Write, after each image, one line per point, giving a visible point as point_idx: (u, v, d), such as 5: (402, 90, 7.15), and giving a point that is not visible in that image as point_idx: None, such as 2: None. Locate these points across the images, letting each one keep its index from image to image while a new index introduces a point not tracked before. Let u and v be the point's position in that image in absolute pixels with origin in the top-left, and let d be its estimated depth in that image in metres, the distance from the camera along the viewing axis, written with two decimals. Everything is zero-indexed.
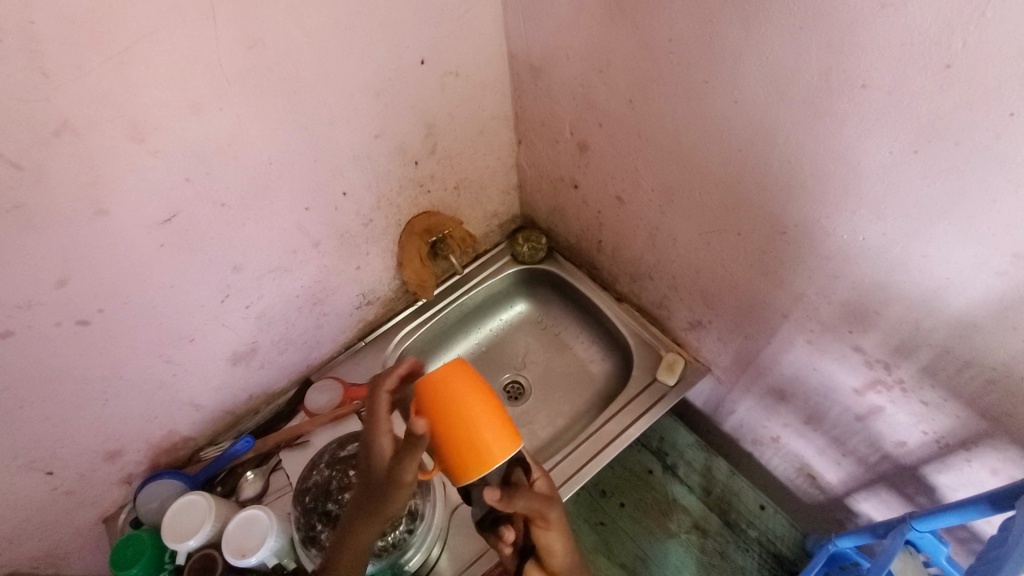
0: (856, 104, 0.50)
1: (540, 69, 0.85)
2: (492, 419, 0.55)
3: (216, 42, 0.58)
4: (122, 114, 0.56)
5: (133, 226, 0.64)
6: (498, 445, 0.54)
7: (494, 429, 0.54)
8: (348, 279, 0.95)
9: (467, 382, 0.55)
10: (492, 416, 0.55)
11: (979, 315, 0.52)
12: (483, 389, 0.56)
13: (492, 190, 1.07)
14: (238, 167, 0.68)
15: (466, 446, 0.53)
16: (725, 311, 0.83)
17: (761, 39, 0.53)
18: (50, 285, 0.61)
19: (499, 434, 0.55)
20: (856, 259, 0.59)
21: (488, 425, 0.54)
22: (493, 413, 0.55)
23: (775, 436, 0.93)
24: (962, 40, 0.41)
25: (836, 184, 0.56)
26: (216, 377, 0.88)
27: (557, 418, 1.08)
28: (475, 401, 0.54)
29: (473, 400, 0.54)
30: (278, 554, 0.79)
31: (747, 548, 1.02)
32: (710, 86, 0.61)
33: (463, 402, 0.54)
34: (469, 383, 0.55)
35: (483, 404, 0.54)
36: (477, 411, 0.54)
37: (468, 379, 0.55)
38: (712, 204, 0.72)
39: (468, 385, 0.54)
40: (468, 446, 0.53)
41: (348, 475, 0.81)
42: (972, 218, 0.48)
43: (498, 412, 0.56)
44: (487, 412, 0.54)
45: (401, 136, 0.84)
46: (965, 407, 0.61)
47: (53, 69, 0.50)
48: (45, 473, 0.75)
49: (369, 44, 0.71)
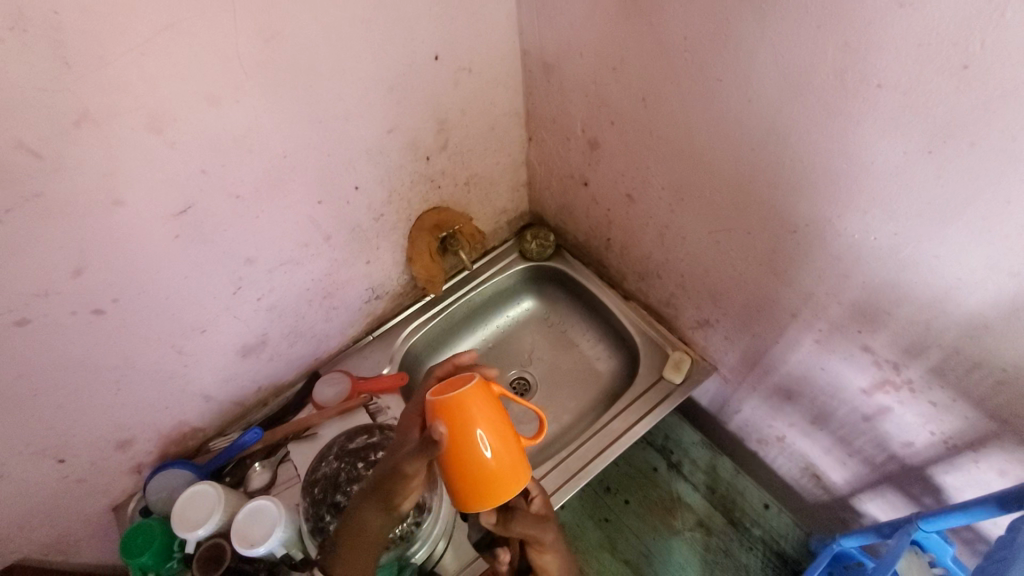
0: (870, 103, 0.50)
1: (552, 66, 0.85)
2: (510, 451, 0.57)
3: (235, 35, 0.58)
4: (142, 106, 0.57)
5: (148, 216, 0.64)
6: (517, 475, 0.57)
7: (512, 460, 0.57)
8: (358, 273, 0.96)
9: (490, 412, 0.55)
10: (508, 448, 0.56)
11: (991, 316, 0.53)
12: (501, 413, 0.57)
13: (502, 186, 1.08)
14: (253, 160, 0.69)
15: (481, 477, 0.55)
16: (733, 310, 0.84)
17: (777, 37, 0.54)
18: (67, 275, 0.61)
19: (516, 465, 0.57)
20: (866, 259, 0.59)
21: (507, 457, 0.56)
22: (511, 439, 0.57)
23: (781, 436, 0.93)
24: (980, 41, 0.41)
25: (850, 184, 0.56)
26: (226, 368, 0.89)
27: (563, 414, 1.08)
28: (495, 431, 0.55)
29: (495, 434, 0.55)
30: (286, 545, 0.79)
31: (750, 547, 1.02)
32: (723, 85, 0.62)
33: (486, 433, 0.55)
34: (494, 415, 0.55)
35: (504, 434, 0.56)
36: (499, 443, 0.56)
37: (490, 410, 0.55)
38: (723, 203, 0.72)
39: (493, 418, 0.55)
40: (487, 482, 0.56)
41: (357, 468, 0.83)
42: (987, 218, 0.48)
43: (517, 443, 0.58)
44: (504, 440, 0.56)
45: (414, 131, 0.84)
46: (973, 408, 0.61)
47: (75, 59, 0.50)
48: (57, 461, 0.76)
49: (384, 39, 0.71)
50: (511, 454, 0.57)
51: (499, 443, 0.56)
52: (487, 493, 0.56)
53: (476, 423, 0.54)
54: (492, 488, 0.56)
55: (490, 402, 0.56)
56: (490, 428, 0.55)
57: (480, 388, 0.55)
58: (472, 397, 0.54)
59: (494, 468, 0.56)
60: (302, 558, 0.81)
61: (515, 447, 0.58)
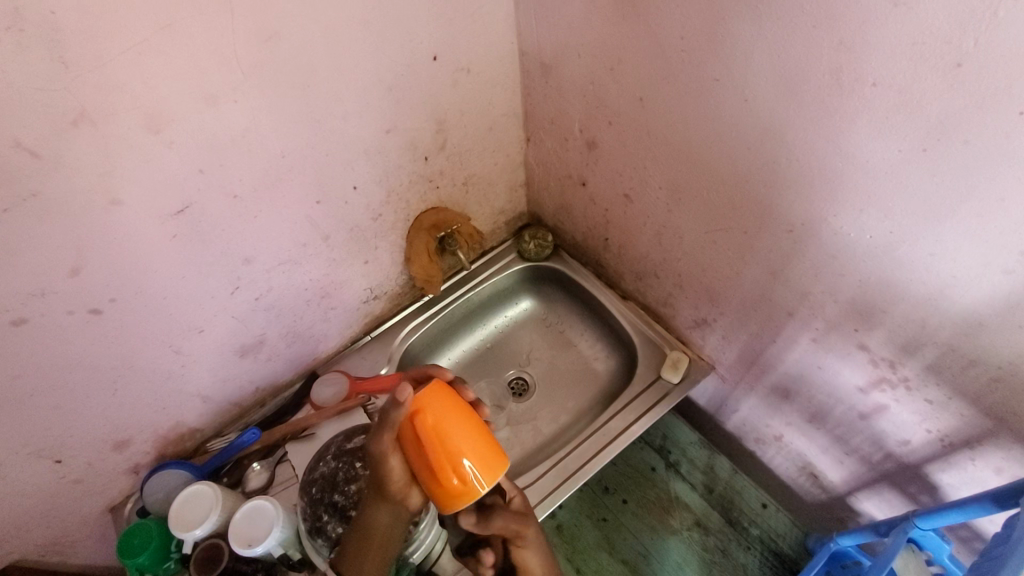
0: (866, 101, 0.50)
1: (550, 66, 0.85)
2: (471, 443, 0.55)
3: (233, 34, 0.59)
4: (140, 105, 0.57)
5: (146, 216, 0.64)
6: (481, 470, 0.55)
7: (476, 453, 0.55)
8: (356, 273, 0.96)
9: (448, 406, 0.56)
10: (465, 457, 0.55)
11: (985, 313, 0.53)
12: (465, 408, 0.57)
13: (500, 186, 1.08)
14: (251, 160, 0.69)
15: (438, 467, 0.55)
16: (730, 309, 0.84)
17: (773, 36, 0.54)
18: (64, 274, 0.61)
19: (484, 461, 0.56)
20: (863, 257, 0.60)
21: (469, 449, 0.55)
22: (476, 433, 0.56)
23: (778, 435, 0.94)
24: (974, 39, 0.42)
25: (845, 183, 0.56)
26: (223, 369, 0.88)
27: (560, 414, 1.08)
28: (454, 422, 0.55)
29: (452, 424, 0.55)
30: (283, 545, 0.79)
31: (749, 546, 1.02)
32: (720, 85, 0.62)
33: (442, 424, 0.55)
34: (452, 405, 0.56)
35: (464, 427, 0.55)
36: (454, 433, 0.55)
37: (447, 406, 0.55)
38: (720, 202, 0.72)
39: (450, 411, 0.55)
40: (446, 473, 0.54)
41: (355, 467, 0.84)
42: (982, 215, 0.48)
43: (485, 437, 0.57)
44: (465, 433, 0.55)
45: (412, 131, 0.84)
46: (970, 406, 0.61)
47: (73, 59, 0.51)
48: (54, 461, 0.76)
49: (383, 39, 0.71)
50: (476, 448, 0.56)
51: (458, 434, 0.55)
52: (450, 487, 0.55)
53: (428, 413, 0.55)
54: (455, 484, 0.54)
55: (449, 395, 0.56)
56: (447, 419, 0.55)
57: (441, 386, 0.57)
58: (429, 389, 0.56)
59: (451, 456, 0.54)
60: (299, 558, 0.81)
61: (482, 443, 0.56)
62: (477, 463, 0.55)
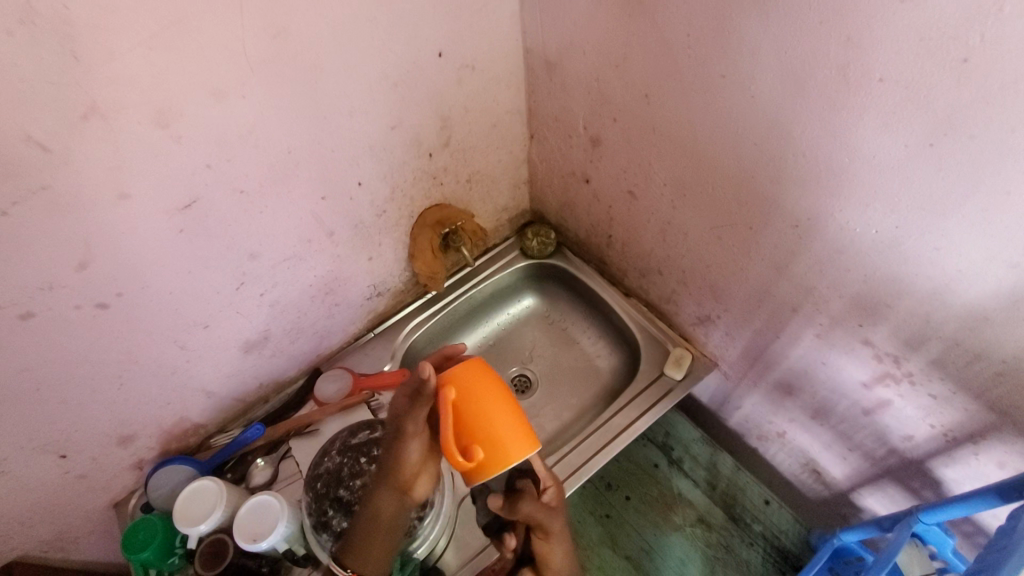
0: (872, 97, 0.51)
1: (555, 63, 0.85)
2: (502, 411, 0.58)
3: (241, 29, 0.59)
4: (148, 100, 0.57)
5: (153, 210, 0.64)
6: (514, 442, 0.57)
7: (508, 422, 0.58)
8: (360, 270, 0.96)
9: (489, 384, 0.60)
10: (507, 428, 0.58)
11: (990, 308, 0.53)
12: (500, 385, 0.61)
13: (503, 183, 1.08)
14: (258, 155, 0.69)
15: (470, 434, 0.57)
16: (734, 305, 0.84)
17: (780, 33, 0.54)
18: (71, 268, 0.61)
19: (515, 432, 0.58)
20: (868, 253, 0.60)
21: (501, 416, 0.58)
22: (508, 405, 0.59)
23: (781, 431, 0.94)
24: (981, 34, 0.42)
25: (850, 178, 0.57)
26: (228, 365, 0.89)
27: (564, 411, 1.09)
28: (487, 391, 0.59)
29: (486, 392, 0.59)
30: (287, 541, 0.80)
31: (751, 542, 1.02)
32: (727, 81, 0.62)
33: (476, 391, 0.58)
34: (487, 378, 0.60)
35: (497, 397, 0.59)
36: (487, 400, 0.58)
37: (487, 382, 0.59)
38: (725, 198, 0.73)
39: (484, 382, 0.59)
40: (479, 439, 0.57)
41: (360, 462, 0.83)
42: (988, 209, 0.49)
43: (517, 412, 0.60)
44: (498, 403, 0.58)
45: (417, 127, 0.85)
46: (974, 400, 0.62)
47: (84, 53, 0.51)
48: (58, 456, 0.76)
49: (390, 36, 0.72)
50: (508, 418, 0.58)
51: (491, 402, 0.58)
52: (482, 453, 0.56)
53: (464, 381, 0.59)
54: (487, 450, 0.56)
55: (486, 372, 0.61)
56: (481, 389, 0.59)
57: (477, 363, 0.61)
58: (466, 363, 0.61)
59: (483, 421, 0.57)
60: (304, 553, 0.82)
61: (514, 416, 0.59)
62: (509, 431, 0.58)
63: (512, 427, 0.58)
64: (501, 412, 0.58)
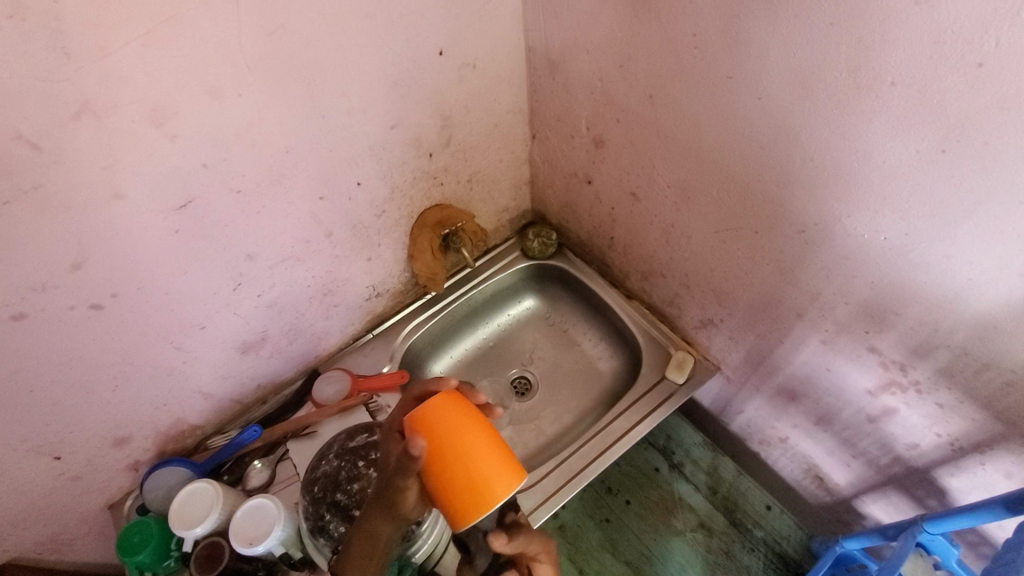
0: (883, 101, 0.49)
1: (557, 63, 0.84)
2: (483, 447, 0.54)
3: (238, 26, 0.58)
4: (143, 98, 0.56)
5: (149, 210, 0.63)
6: (501, 479, 0.54)
7: (491, 458, 0.55)
8: (359, 270, 0.95)
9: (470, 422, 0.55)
10: (492, 464, 0.55)
11: (1001, 317, 0.52)
12: (477, 417, 0.57)
13: (505, 183, 1.07)
14: (255, 155, 0.68)
15: (456, 476, 0.53)
16: (737, 310, 0.83)
17: (788, 34, 0.53)
18: (65, 268, 0.60)
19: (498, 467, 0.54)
20: (876, 259, 0.59)
21: (484, 454, 0.54)
22: (488, 438, 0.55)
23: (783, 437, 0.93)
24: (995, 39, 0.41)
25: (859, 183, 0.56)
26: (225, 366, 0.88)
27: (564, 414, 1.08)
28: (464, 426, 0.55)
29: (466, 430, 0.55)
30: (284, 544, 0.79)
31: (752, 548, 1.01)
32: (733, 83, 0.61)
33: (455, 429, 0.54)
34: (465, 413, 0.56)
35: (477, 430, 0.55)
36: (465, 436, 0.54)
37: (465, 415, 0.55)
38: (730, 202, 0.71)
39: (461, 415, 0.55)
40: (464, 480, 0.53)
41: (358, 466, 0.83)
42: (1000, 218, 0.47)
43: (497, 442, 0.56)
44: (477, 438, 0.55)
45: (417, 127, 0.84)
46: (981, 410, 0.61)
47: (76, 51, 0.50)
48: (53, 458, 0.75)
49: (389, 34, 0.71)
50: (488, 454, 0.55)
51: (471, 439, 0.54)
52: (465, 492, 0.53)
53: (442, 421, 0.54)
54: (470, 490, 0.53)
55: (461, 403, 0.56)
56: (459, 424, 0.55)
57: (452, 394, 0.56)
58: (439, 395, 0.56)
59: (462, 460, 0.53)
60: (300, 558, 0.81)
61: (495, 448, 0.55)
62: (492, 468, 0.54)
63: (496, 463, 0.55)
64: (483, 446, 0.55)
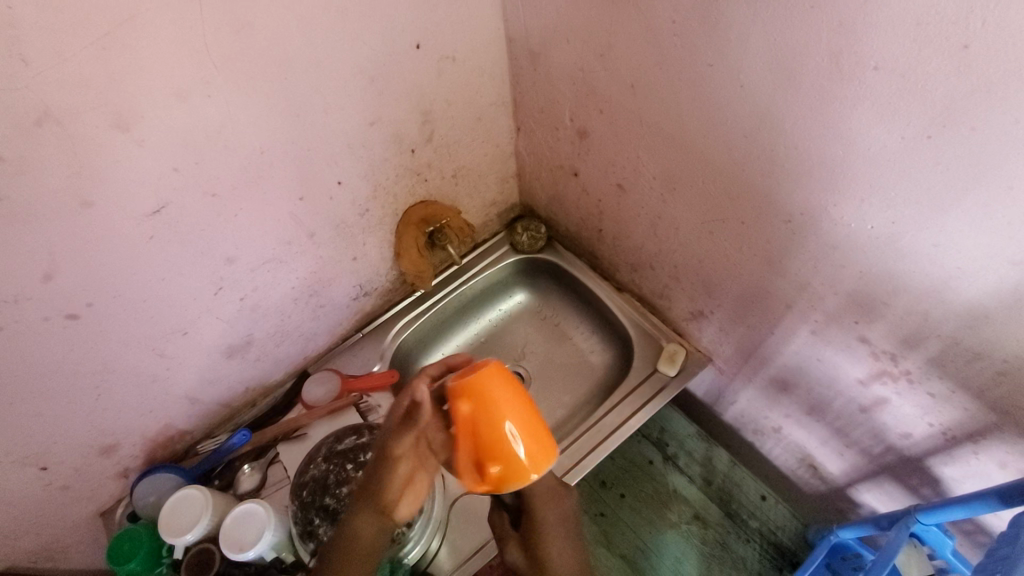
0: (867, 87, 0.48)
1: (539, 54, 0.82)
2: (524, 420, 0.58)
3: (202, 26, 0.56)
4: (107, 104, 0.54)
5: (121, 216, 0.62)
6: (537, 460, 0.58)
7: (532, 442, 0.58)
8: (344, 269, 0.94)
9: (519, 408, 0.59)
10: (535, 444, 0.58)
11: (991, 306, 0.51)
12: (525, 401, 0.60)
13: (491, 177, 1.05)
14: (229, 157, 0.67)
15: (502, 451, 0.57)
16: (726, 301, 0.82)
17: (768, 19, 0.51)
18: (37, 279, 0.59)
19: (541, 446, 0.59)
20: (863, 249, 0.58)
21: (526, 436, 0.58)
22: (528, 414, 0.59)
23: (776, 427, 0.92)
24: (982, 20, 0.39)
25: (845, 172, 0.54)
26: (211, 370, 0.86)
27: (557, 409, 1.07)
28: (506, 398, 0.58)
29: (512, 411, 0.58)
30: (275, 548, 0.78)
31: (747, 539, 1.01)
32: (714, 70, 0.59)
33: (494, 399, 0.57)
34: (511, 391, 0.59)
35: (518, 405, 0.58)
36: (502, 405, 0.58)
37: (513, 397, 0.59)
38: (715, 192, 0.70)
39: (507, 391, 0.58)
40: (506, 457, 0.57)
41: (346, 469, 0.83)
42: (990, 204, 0.46)
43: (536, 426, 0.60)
44: (517, 410, 0.58)
45: (396, 123, 0.82)
46: (973, 399, 0.60)
47: (32, 56, 0.48)
48: (39, 469, 0.74)
49: (363, 29, 0.69)
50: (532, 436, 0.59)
51: (513, 419, 0.58)
52: (506, 468, 0.57)
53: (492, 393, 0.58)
54: (509, 466, 0.57)
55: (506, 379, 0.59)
56: (502, 398, 0.58)
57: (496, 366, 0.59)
58: (487, 370, 0.59)
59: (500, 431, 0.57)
60: (293, 561, 0.80)
61: (536, 432, 0.59)
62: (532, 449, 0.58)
63: (536, 444, 0.59)
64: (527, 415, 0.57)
